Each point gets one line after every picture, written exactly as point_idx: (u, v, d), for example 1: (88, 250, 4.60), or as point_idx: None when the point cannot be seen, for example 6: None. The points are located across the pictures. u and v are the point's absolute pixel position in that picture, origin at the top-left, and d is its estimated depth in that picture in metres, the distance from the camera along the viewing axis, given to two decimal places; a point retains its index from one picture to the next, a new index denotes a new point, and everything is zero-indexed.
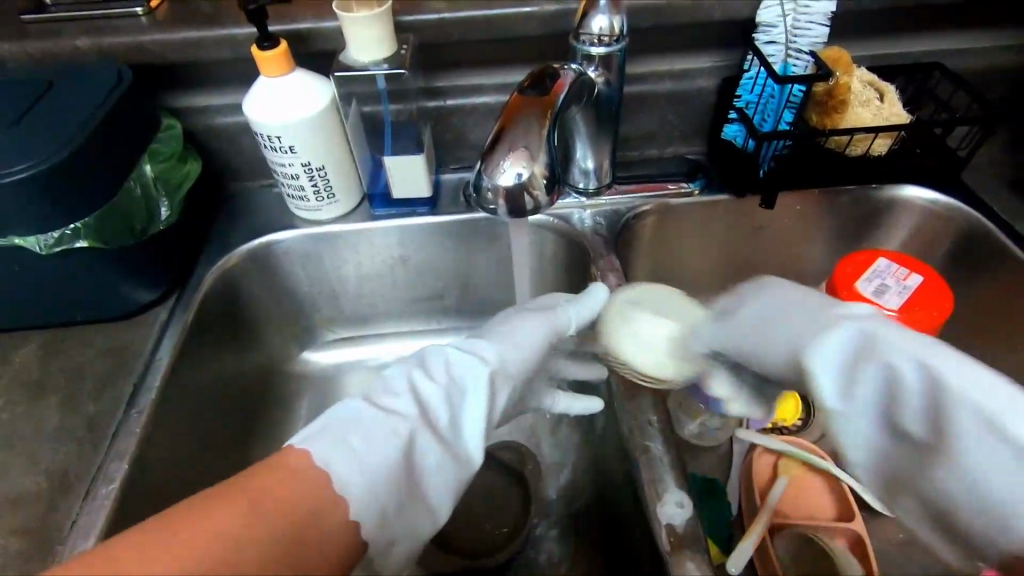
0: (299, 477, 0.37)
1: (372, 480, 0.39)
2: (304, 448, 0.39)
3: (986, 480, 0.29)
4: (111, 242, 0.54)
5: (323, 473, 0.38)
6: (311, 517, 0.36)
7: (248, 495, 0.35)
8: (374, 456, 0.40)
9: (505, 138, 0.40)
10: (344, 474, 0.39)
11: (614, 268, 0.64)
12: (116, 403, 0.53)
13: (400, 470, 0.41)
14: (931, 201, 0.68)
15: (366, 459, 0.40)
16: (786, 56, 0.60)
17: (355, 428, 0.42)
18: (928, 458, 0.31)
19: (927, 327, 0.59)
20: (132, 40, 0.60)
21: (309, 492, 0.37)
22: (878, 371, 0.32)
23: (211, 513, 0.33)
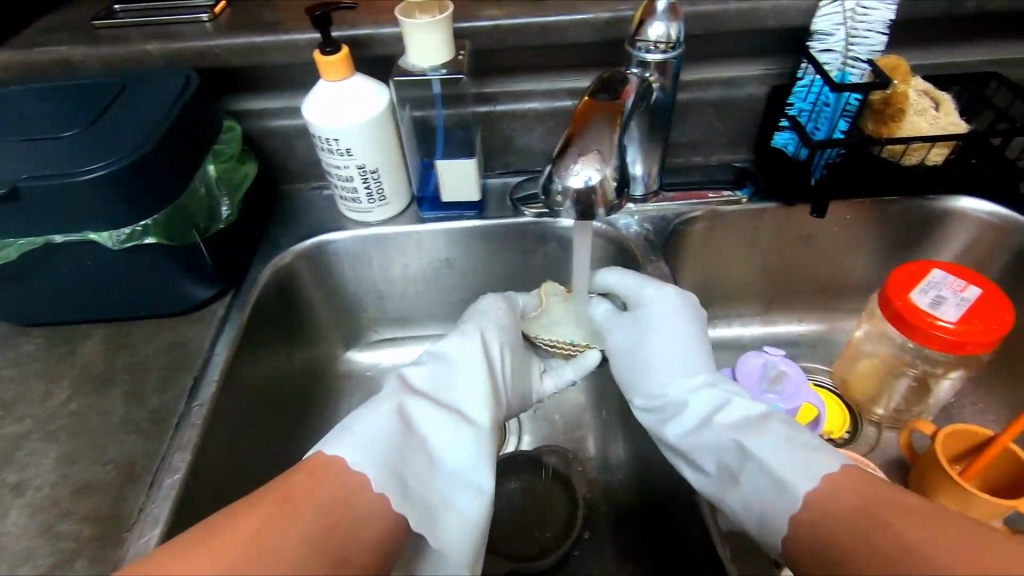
0: (326, 472, 0.41)
1: (388, 458, 0.44)
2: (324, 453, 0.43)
3: (750, 502, 0.46)
4: (177, 239, 0.56)
5: (347, 468, 0.42)
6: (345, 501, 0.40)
7: (280, 494, 0.39)
8: (389, 445, 0.45)
9: (576, 143, 0.40)
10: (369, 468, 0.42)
11: (664, 274, 0.64)
12: (178, 396, 0.55)
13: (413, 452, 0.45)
14: (988, 212, 0.67)
15: (382, 449, 0.44)
16: (843, 64, 0.60)
17: (381, 435, 0.45)
18: (729, 473, 0.48)
19: (986, 341, 0.57)
20: (198, 45, 0.62)
21: (339, 499, 0.40)
22: (722, 426, 0.49)
23: (248, 512, 0.38)
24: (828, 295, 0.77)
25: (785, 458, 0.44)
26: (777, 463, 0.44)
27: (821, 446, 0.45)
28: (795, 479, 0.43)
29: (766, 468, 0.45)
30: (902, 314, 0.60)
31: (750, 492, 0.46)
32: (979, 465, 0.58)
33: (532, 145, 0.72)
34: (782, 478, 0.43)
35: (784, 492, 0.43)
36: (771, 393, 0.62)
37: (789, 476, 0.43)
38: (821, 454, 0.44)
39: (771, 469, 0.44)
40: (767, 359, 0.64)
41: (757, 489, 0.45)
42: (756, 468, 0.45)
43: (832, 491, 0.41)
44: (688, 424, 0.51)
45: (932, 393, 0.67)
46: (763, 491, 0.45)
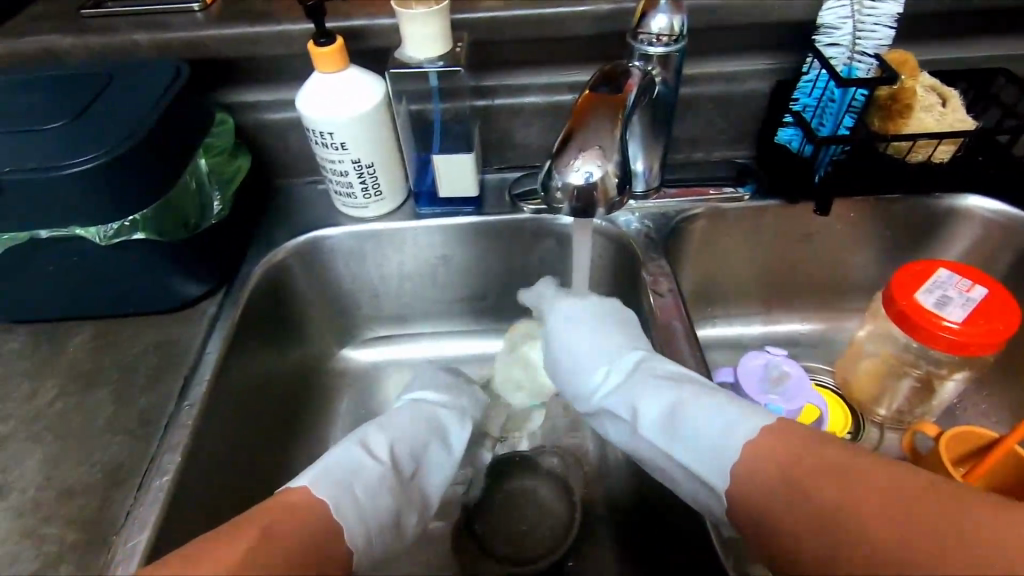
0: (300, 511, 0.40)
1: (352, 490, 0.44)
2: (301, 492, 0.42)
3: (690, 460, 0.43)
4: (167, 235, 0.55)
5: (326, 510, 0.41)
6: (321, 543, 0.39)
7: (260, 526, 0.37)
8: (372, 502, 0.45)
9: (576, 138, 0.39)
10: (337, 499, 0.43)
11: (665, 272, 0.63)
12: (167, 396, 0.54)
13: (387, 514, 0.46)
14: (994, 211, 0.66)
15: (365, 507, 0.44)
16: (850, 58, 0.59)
17: (350, 471, 0.46)
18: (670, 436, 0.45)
19: (994, 342, 0.56)
20: (189, 35, 0.61)
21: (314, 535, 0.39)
22: (655, 395, 0.47)
23: (226, 542, 0.35)
24: (830, 294, 0.76)
25: (727, 412, 0.42)
26: (722, 420, 0.42)
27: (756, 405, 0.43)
28: (739, 428, 0.41)
29: (712, 425, 0.42)
30: (907, 314, 0.59)
31: (694, 447, 0.43)
32: (982, 469, 0.57)
33: (530, 140, 0.71)
34: (731, 429, 0.41)
35: (730, 442, 0.41)
36: (773, 394, 0.60)
37: (734, 425, 0.41)
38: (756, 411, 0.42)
39: (714, 424, 0.42)
40: (769, 360, 0.63)
41: (698, 444, 0.42)
42: (698, 423, 0.43)
43: (773, 435, 0.39)
44: (631, 401, 0.49)
45: (937, 394, 0.65)
46: (705, 447, 0.42)
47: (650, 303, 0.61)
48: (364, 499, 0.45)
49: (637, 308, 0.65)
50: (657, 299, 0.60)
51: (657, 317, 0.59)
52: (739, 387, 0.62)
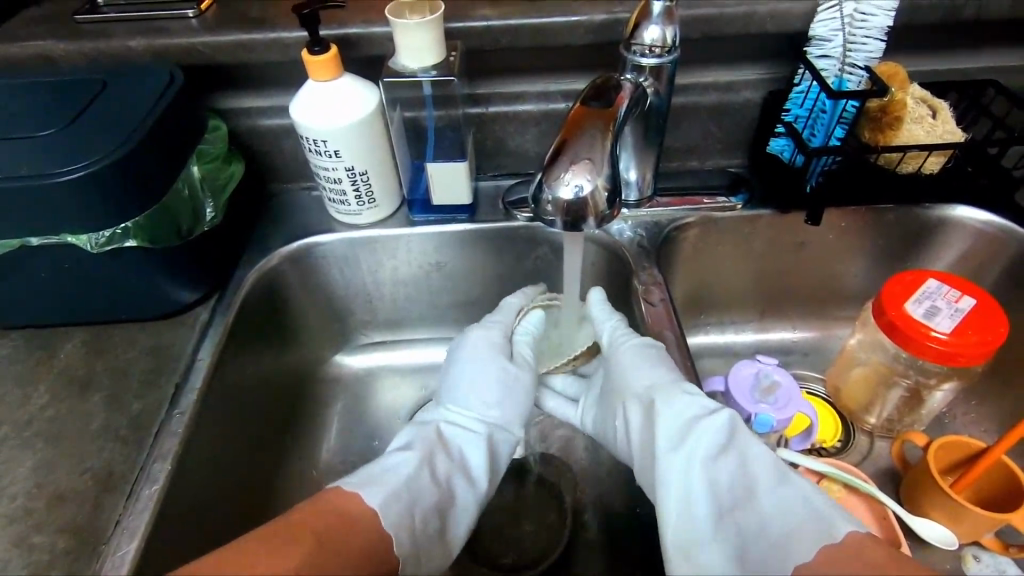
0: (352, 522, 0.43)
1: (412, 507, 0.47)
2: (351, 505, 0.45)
3: (761, 535, 0.41)
4: (158, 242, 0.55)
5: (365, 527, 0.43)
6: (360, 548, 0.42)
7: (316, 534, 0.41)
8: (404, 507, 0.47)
9: (567, 151, 0.39)
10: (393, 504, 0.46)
11: (658, 281, 0.63)
12: (159, 402, 0.54)
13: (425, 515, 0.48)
14: (984, 221, 0.66)
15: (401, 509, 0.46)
16: (840, 71, 0.59)
17: (412, 490, 0.48)
18: (749, 500, 0.42)
19: (981, 353, 0.57)
20: (183, 42, 0.61)
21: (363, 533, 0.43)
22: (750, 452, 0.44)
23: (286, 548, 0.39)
24: (821, 302, 0.76)
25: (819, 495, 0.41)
26: (818, 506, 0.40)
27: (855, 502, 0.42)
28: (835, 517, 0.40)
29: (804, 506, 0.41)
30: (896, 325, 0.59)
31: (770, 520, 0.41)
32: (970, 478, 0.57)
33: (524, 147, 0.71)
34: (826, 521, 0.40)
35: (823, 527, 0.39)
36: (764, 403, 0.61)
37: (832, 517, 0.40)
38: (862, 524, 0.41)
39: (804, 507, 0.41)
40: (760, 369, 0.63)
41: (783, 524, 0.40)
42: (784, 499, 0.41)
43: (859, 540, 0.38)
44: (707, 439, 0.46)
45: (925, 403, 0.66)
46: (791, 525, 0.40)
47: (640, 310, 0.61)
48: (420, 517, 0.47)
49: (629, 316, 0.65)
50: (648, 307, 0.61)
51: (648, 324, 0.60)
52: (729, 395, 0.62)
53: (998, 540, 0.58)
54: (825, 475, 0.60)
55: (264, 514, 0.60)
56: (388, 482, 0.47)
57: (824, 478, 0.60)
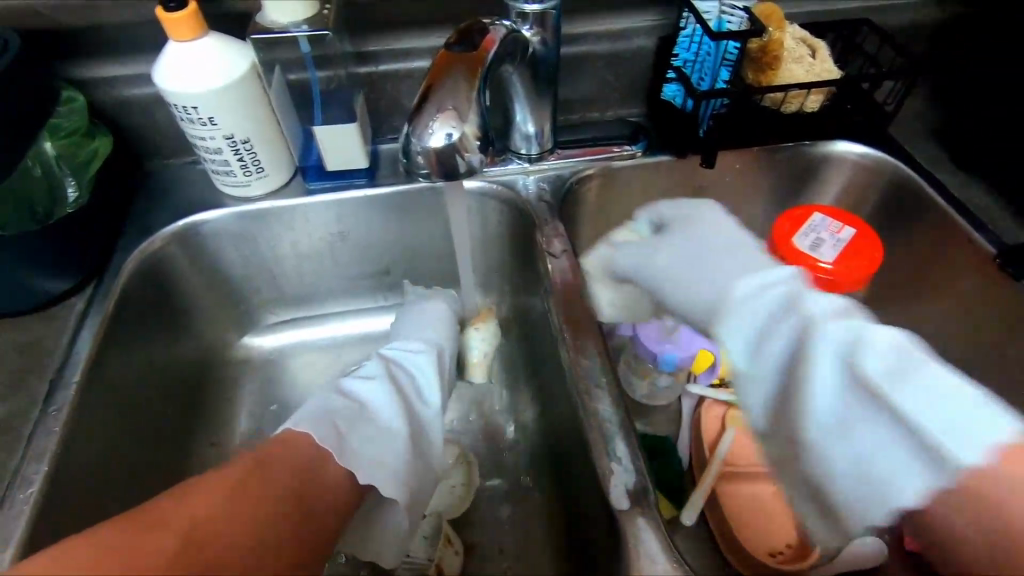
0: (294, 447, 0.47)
1: (382, 454, 0.51)
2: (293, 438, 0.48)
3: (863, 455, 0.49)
4: (6, 228, 0.51)
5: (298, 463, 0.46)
6: (312, 474, 0.46)
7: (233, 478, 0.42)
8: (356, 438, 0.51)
9: (433, 98, 0.38)
10: (351, 449, 0.50)
11: (559, 234, 0.63)
12: (31, 402, 0.49)
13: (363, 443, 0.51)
14: (862, 155, 0.70)
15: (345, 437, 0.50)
16: (720, 13, 0.60)
17: (337, 412, 0.52)
18: (718, 313, 0.59)
19: (859, 278, 0.61)
20: (18, 2, 0.54)
21: (321, 452, 0.48)
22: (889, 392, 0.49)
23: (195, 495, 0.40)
24: None
25: (921, 401, 0.46)
26: (792, 340, 0.55)
27: (900, 366, 0.49)
28: (937, 432, 0.45)
29: (768, 300, 0.56)
30: (785, 257, 0.63)
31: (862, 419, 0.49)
32: None
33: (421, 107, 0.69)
34: (856, 364, 0.51)
35: (935, 450, 0.45)
36: (669, 341, 0.63)
37: (824, 337, 0.53)
38: (898, 363, 0.49)
39: (767, 308, 0.56)
40: (666, 311, 0.66)
41: (848, 374, 0.51)
42: (894, 410, 0.48)
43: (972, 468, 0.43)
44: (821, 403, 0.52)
45: None
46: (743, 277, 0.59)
47: (546, 265, 0.61)
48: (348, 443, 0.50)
49: (535, 271, 0.65)
50: (552, 261, 0.61)
51: (554, 277, 0.59)
52: (638, 339, 0.64)
53: None
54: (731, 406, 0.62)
55: None
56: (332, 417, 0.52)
57: (730, 409, 0.62)
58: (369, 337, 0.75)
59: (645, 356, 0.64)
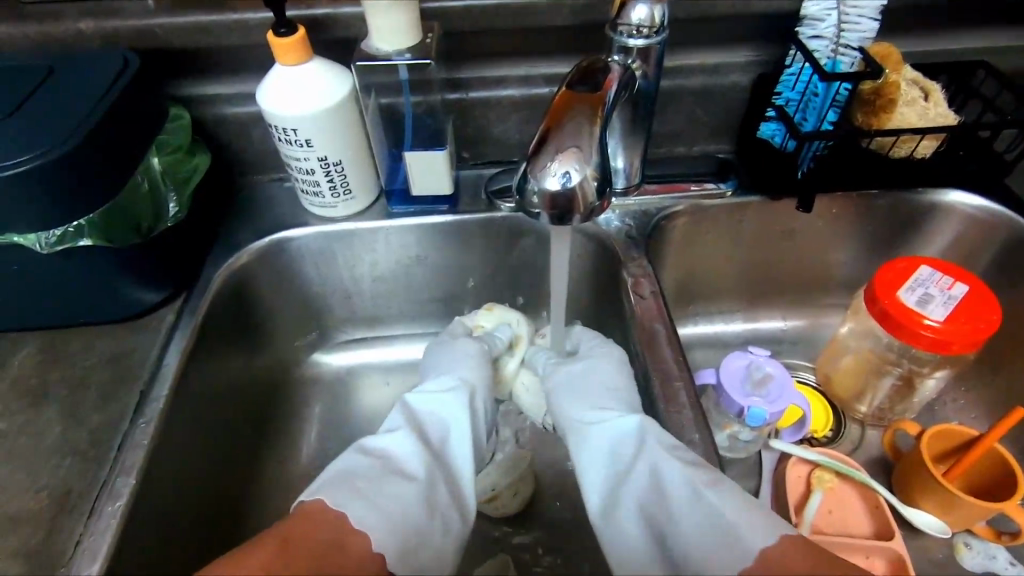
0: (318, 515, 0.40)
1: (403, 519, 0.42)
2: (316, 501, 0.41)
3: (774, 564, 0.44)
4: (115, 240, 0.51)
5: (339, 514, 0.40)
6: (341, 551, 0.38)
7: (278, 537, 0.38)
8: (387, 498, 0.43)
9: (553, 138, 0.37)
10: (369, 511, 0.41)
11: (647, 273, 0.61)
12: (120, 413, 0.50)
13: (406, 508, 0.43)
14: (975, 207, 0.65)
15: (378, 500, 0.43)
16: (834, 52, 0.57)
17: (357, 474, 0.45)
18: (577, 437, 0.51)
19: (974, 341, 0.56)
20: (137, 24, 0.57)
21: (339, 528, 0.39)
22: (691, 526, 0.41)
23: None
24: (811, 291, 0.75)
25: (727, 508, 0.40)
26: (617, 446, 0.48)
27: (708, 481, 0.42)
28: (745, 531, 0.39)
29: (605, 418, 0.50)
30: (888, 312, 0.58)
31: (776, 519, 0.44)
32: (964, 467, 0.57)
33: (506, 134, 0.68)
34: (666, 475, 0.44)
35: (733, 543, 0.39)
36: (756, 394, 0.59)
37: (664, 464, 0.44)
38: (709, 473, 0.43)
39: (617, 434, 0.49)
40: (751, 360, 0.61)
41: (656, 494, 0.44)
42: (692, 502, 0.42)
43: (777, 552, 0.38)
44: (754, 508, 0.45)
45: (918, 392, 0.65)
46: (626, 395, 0.53)
47: (630, 304, 0.59)
48: (380, 498, 0.43)
49: (616, 309, 0.63)
50: (638, 300, 0.59)
51: (638, 316, 0.57)
52: (721, 388, 0.61)
53: (990, 528, 0.58)
54: (818, 465, 0.60)
55: (239, 526, 0.58)
56: (363, 478, 0.44)
57: (816, 468, 0.60)
58: None
59: (728, 407, 0.61)
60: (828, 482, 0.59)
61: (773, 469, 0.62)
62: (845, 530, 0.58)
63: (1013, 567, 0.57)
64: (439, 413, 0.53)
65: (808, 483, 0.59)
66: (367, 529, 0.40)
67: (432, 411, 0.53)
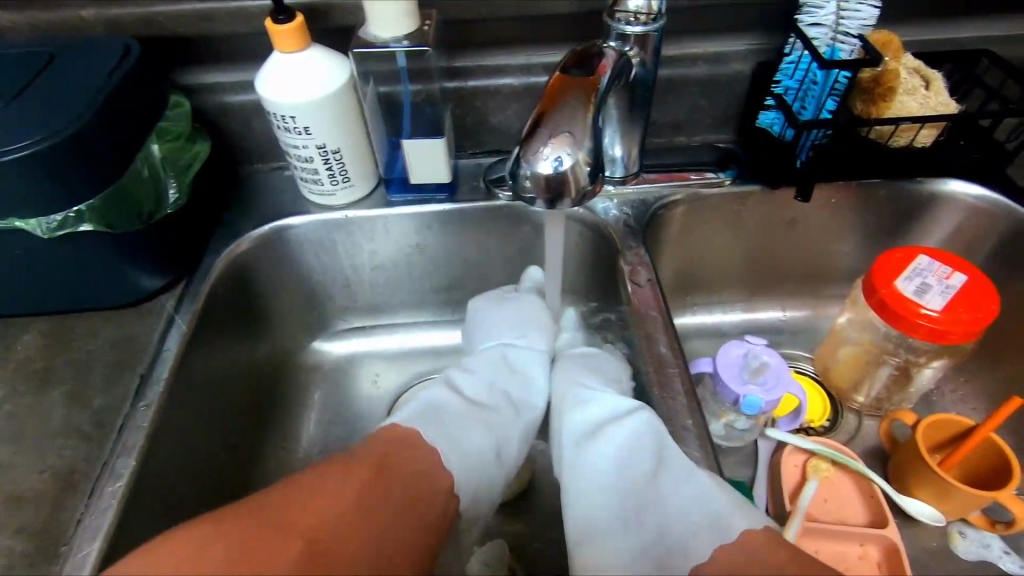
0: (413, 445, 0.46)
1: (467, 453, 0.48)
2: (406, 425, 0.48)
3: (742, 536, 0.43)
4: (116, 228, 0.51)
5: (427, 443, 0.47)
6: (427, 478, 0.44)
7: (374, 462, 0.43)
8: (461, 434, 0.49)
9: (546, 123, 0.37)
10: (447, 446, 0.47)
11: (645, 262, 0.61)
12: (122, 396, 0.51)
13: (479, 445, 0.49)
14: (977, 197, 0.65)
15: (454, 434, 0.49)
16: (833, 39, 0.57)
17: (441, 410, 0.51)
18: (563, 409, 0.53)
19: (972, 330, 0.56)
20: (138, 11, 0.57)
21: (430, 458, 0.45)
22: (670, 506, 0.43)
23: (328, 485, 0.39)
24: (811, 281, 0.75)
25: (718, 495, 0.42)
26: (604, 420, 0.49)
27: (691, 470, 0.44)
28: (728, 514, 0.41)
29: (599, 395, 0.51)
30: (885, 302, 0.58)
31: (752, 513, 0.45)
32: (959, 456, 0.57)
33: (506, 124, 0.68)
34: (657, 453, 0.45)
35: (716, 525, 0.41)
36: (752, 383, 0.59)
37: (659, 446, 0.45)
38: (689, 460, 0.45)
39: (608, 411, 0.49)
40: (749, 349, 0.61)
41: (635, 465, 0.44)
42: (681, 491, 0.43)
43: (742, 542, 0.39)
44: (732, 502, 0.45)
45: (914, 381, 0.65)
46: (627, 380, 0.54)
47: (627, 293, 0.59)
48: (458, 432, 0.49)
49: (614, 297, 0.63)
50: (635, 288, 0.59)
51: (634, 305, 0.57)
52: (718, 377, 0.61)
53: (985, 517, 0.58)
54: (813, 454, 0.60)
55: None
56: (438, 415, 0.51)
57: (811, 457, 0.60)
58: (435, 351, 0.74)
59: (724, 396, 0.61)
60: (822, 471, 0.59)
61: (770, 458, 0.62)
62: (839, 519, 0.57)
63: (1007, 556, 0.57)
64: (513, 361, 0.59)
65: (803, 471, 0.59)
66: (448, 463, 0.46)
67: (512, 362, 0.59)
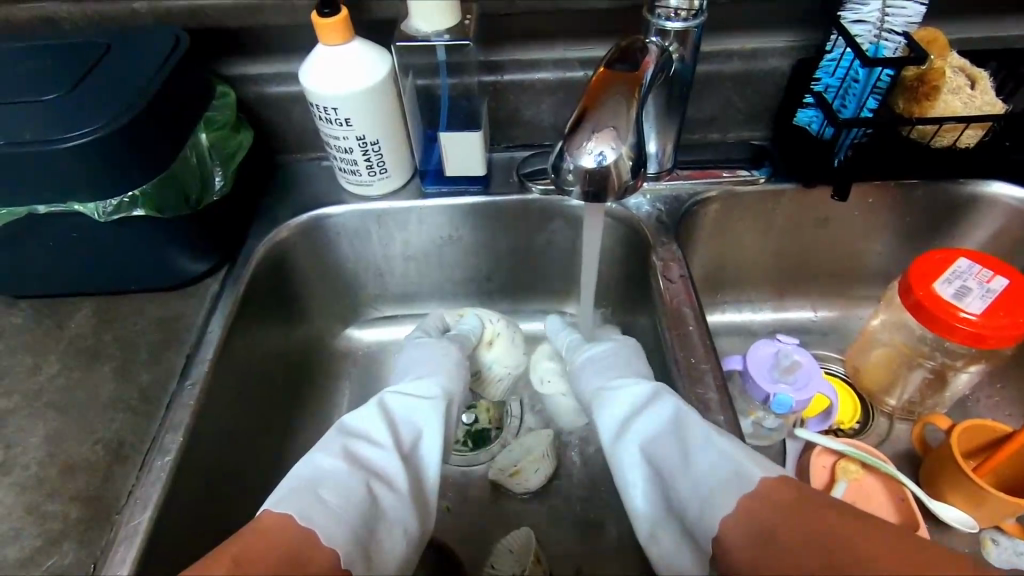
0: (273, 531, 0.38)
1: (352, 519, 0.41)
2: (277, 510, 0.40)
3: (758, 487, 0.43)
4: (166, 211, 0.53)
5: (297, 525, 0.39)
6: (299, 566, 0.37)
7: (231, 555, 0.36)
8: (346, 503, 0.42)
9: (591, 118, 0.38)
10: (326, 521, 0.40)
11: (677, 258, 0.61)
12: (169, 374, 0.53)
13: (367, 511, 0.43)
14: (1021, 199, 0.64)
15: (338, 507, 0.41)
16: (877, 37, 0.56)
17: (322, 478, 0.43)
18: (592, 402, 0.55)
19: (1012, 335, 0.55)
20: (188, 3, 0.59)
21: (299, 539, 0.38)
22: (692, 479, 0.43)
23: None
24: (843, 282, 0.74)
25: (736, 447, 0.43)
26: (636, 406, 0.51)
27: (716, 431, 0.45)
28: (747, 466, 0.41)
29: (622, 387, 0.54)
30: (923, 304, 0.57)
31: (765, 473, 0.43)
32: (993, 464, 0.56)
33: (540, 118, 0.69)
34: (681, 431, 0.46)
35: (736, 481, 0.41)
36: (783, 382, 0.59)
37: (682, 420, 0.47)
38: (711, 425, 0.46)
39: (632, 399, 0.52)
40: (780, 348, 0.61)
41: (662, 442, 0.46)
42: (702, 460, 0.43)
43: (764, 487, 0.40)
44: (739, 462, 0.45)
45: (950, 385, 0.65)
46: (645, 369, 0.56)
47: (659, 288, 0.59)
48: (337, 499, 0.42)
49: (646, 292, 0.64)
50: (667, 284, 0.59)
51: (666, 300, 0.58)
52: (748, 374, 0.61)
53: (1019, 526, 0.58)
54: (843, 455, 0.60)
55: (274, 489, 0.61)
56: (317, 482, 0.43)
57: (841, 459, 0.60)
58: None
59: (755, 394, 0.61)
60: (852, 473, 0.59)
61: (798, 458, 0.61)
62: None
63: None
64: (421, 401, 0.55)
65: (832, 472, 0.59)
66: (331, 540, 0.39)
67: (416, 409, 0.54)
